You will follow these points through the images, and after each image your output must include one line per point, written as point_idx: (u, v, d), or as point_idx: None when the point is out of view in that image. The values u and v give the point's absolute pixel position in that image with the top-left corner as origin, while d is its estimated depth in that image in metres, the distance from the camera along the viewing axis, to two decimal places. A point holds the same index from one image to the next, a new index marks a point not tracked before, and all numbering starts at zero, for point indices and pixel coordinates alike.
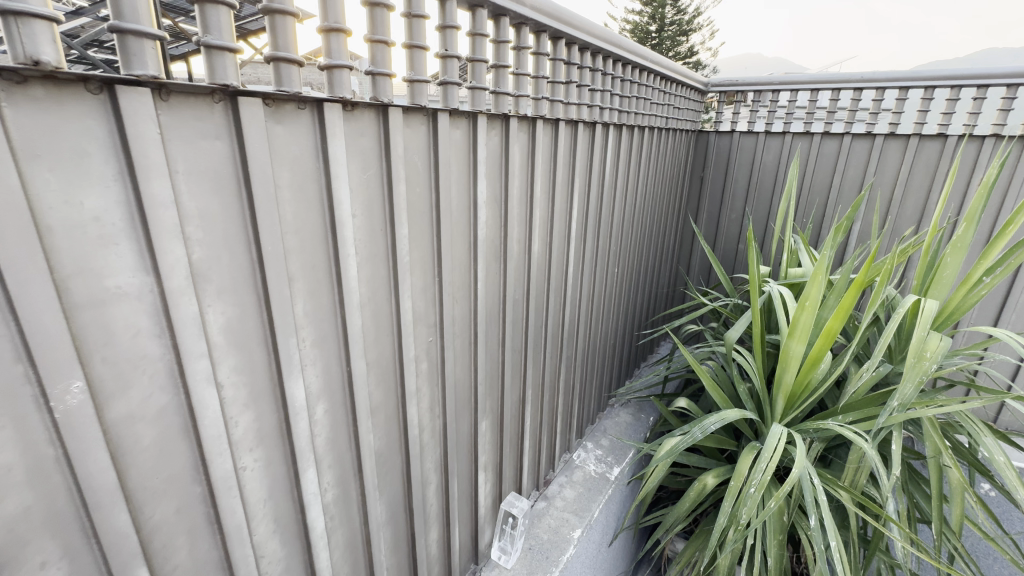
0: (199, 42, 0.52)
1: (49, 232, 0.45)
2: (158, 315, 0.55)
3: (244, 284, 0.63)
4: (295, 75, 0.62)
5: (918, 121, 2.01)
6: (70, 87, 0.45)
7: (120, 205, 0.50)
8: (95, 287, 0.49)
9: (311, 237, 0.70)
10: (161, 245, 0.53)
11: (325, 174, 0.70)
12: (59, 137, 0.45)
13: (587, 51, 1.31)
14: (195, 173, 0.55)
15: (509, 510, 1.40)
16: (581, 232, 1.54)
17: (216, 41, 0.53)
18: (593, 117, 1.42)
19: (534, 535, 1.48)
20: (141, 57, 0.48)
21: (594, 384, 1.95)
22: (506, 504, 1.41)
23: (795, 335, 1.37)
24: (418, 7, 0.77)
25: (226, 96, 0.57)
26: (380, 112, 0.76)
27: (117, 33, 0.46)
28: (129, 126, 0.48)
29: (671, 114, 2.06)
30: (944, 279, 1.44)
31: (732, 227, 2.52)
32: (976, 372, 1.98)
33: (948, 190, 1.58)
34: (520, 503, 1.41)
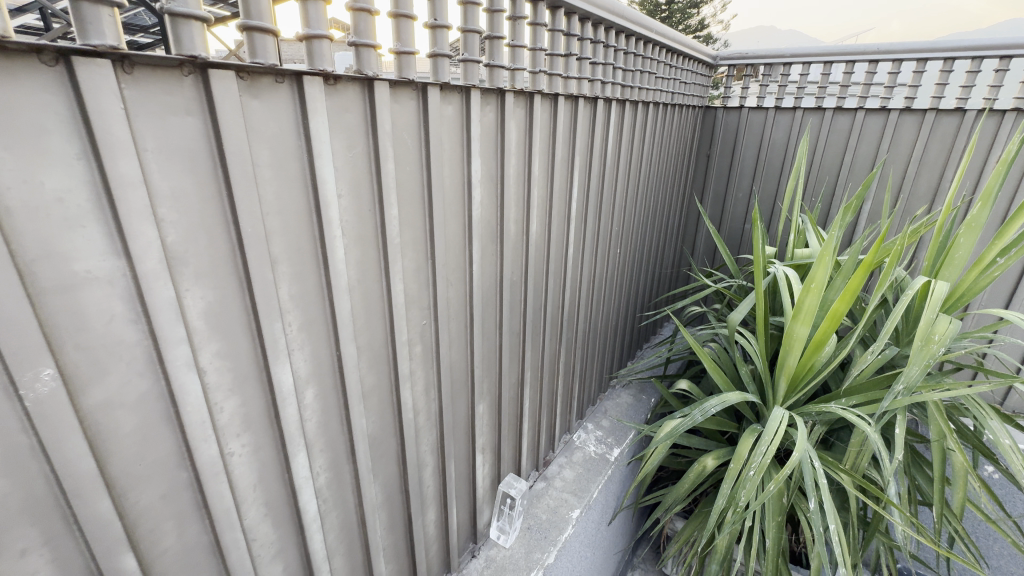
0: (163, 9, 0.49)
1: (9, 214, 0.43)
2: (133, 300, 0.53)
3: (224, 267, 0.61)
4: (270, 46, 0.58)
5: (935, 95, 1.94)
6: (22, 59, 0.42)
7: (86, 184, 0.47)
8: (63, 271, 0.47)
9: (294, 217, 0.68)
10: (131, 227, 0.51)
11: (307, 152, 0.67)
12: (13, 114, 0.42)
13: (588, 22, 1.25)
14: (166, 152, 0.53)
15: (508, 492, 1.38)
16: (581, 212, 1.50)
17: (181, 8, 0.49)
18: (594, 92, 1.37)
19: (533, 516, 1.48)
20: (96, 22, 0.44)
21: (595, 366, 1.94)
22: (505, 487, 1.39)
23: (799, 317, 1.34)
24: None
25: (196, 68, 0.53)
26: (365, 86, 0.73)
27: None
28: (89, 100, 0.46)
29: (677, 88, 1.98)
30: (956, 260, 1.40)
31: (738, 207, 2.47)
32: (984, 355, 1.95)
33: (965, 168, 1.52)
34: (519, 486, 1.40)
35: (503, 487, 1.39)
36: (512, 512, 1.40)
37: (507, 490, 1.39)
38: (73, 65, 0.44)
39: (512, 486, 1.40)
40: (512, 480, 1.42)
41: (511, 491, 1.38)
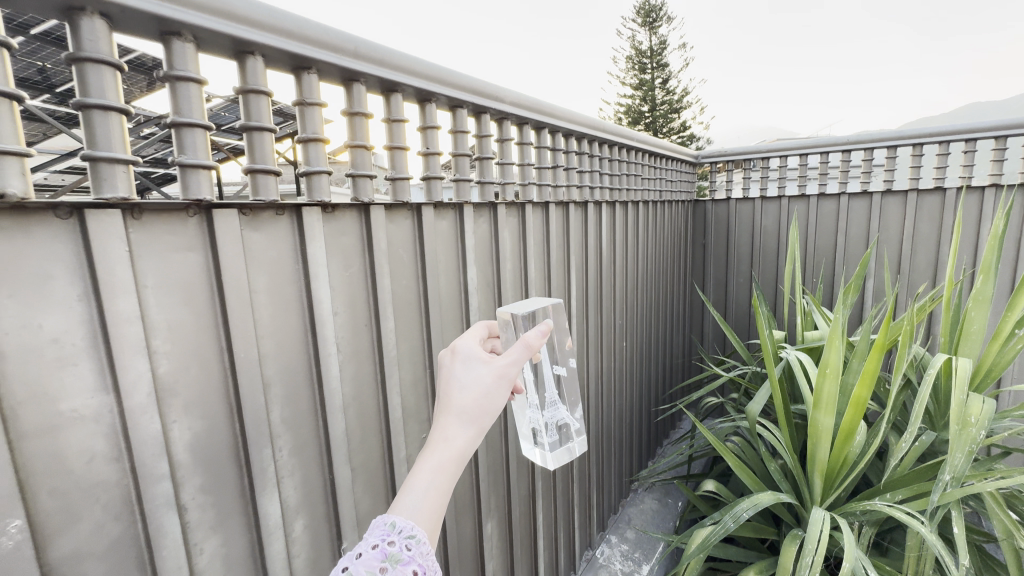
0: (163, 77, 0.53)
1: (3, 358, 0.44)
2: (115, 437, 0.52)
3: (212, 395, 0.60)
4: (272, 185, 0.63)
5: (912, 177, 2.02)
6: (38, 215, 0.46)
7: (82, 323, 0.49)
8: (47, 413, 0.47)
9: (288, 338, 0.69)
10: (121, 362, 0.51)
11: (304, 276, 0.70)
12: (21, 266, 0.45)
13: (571, 137, 1.36)
14: (165, 287, 0.55)
15: (547, 370, 0.76)
16: (582, 310, 1.53)
17: (97, 99, 0.47)
18: (583, 197, 1.46)
19: (554, 364, 0.77)
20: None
21: (613, 469, 1.83)
22: (549, 385, 0.77)
23: (821, 405, 1.28)
24: (397, 112, 0.81)
25: (201, 209, 0.58)
26: (361, 211, 0.78)
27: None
28: (95, 246, 0.49)
29: (663, 187, 2.12)
30: (974, 333, 1.39)
31: (741, 293, 2.47)
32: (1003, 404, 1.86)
33: (956, 242, 1.59)
34: (555, 367, 0.78)
35: (552, 381, 0.77)
36: (538, 431, 0.79)
37: (561, 412, 0.80)
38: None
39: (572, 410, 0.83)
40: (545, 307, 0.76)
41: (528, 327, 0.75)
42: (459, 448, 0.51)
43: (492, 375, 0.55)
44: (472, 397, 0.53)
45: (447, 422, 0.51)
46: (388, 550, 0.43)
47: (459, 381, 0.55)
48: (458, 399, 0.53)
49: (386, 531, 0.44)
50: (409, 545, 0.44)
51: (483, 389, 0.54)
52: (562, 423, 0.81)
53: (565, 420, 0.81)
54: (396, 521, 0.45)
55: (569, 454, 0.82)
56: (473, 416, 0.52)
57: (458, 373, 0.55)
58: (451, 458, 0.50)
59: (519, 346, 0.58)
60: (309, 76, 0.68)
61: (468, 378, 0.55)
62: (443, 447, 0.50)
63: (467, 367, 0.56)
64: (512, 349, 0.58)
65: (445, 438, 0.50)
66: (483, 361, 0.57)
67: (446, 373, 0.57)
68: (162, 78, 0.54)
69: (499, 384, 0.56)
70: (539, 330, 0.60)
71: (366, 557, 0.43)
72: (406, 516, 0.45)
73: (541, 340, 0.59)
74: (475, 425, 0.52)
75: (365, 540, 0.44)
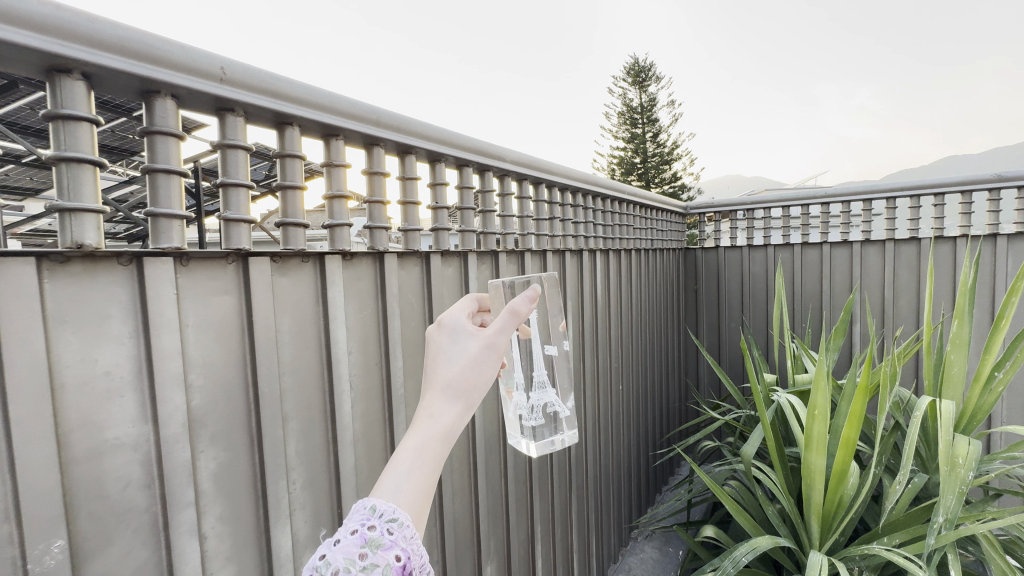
0: (216, 145, 0.62)
1: (62, 388, 0.50)
2: (150, 465, 0.56)
3: (237, 427, 0.65)
4: (300, 236, 0.72)
5: (888, 228, 2.14)
6: (104, 262, 0.53)
7: (131, 358, 0.55)
8: (94, 439, 0.52)
9: (307, 375, 0.74)
10: (162, 394, 0.56)
11: (323, 318, 0.76)
12: (86, 306, 0.51)
13: (566, 191, 1.48)
14: (203, 326, 0.61)
15: (537, 350, 0.76)
16: (578, 353, 1.59)
17: (163, 164, 0.55)
18: (578, 246, 1.56)
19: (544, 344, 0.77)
20: (71, 93, 0.49)
21: (612, 515, 1.82)
22: (538, 365, 0.77)
23: (812, 446, 1.31)
24: (411, 171, 0.91)
25: (238, 257, 0.65)
26: (376, 259, 0.85)
27: (52, 72, 0.48)
28: (149, 289, 0.55)
29: (654, 237, 2.24)
30: (954, 376, 1.45)
31: (733, 338, 2.54)
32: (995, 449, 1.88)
33: (931, 289, 1.68)
34: (544, 348, 0.78)
35: (541, 361, 0.77)
36: (522, 415, 0.77)
37: (547, 396, 0.78)
38: (67, 217, 0.49)
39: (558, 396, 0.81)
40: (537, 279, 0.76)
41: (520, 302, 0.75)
42: (447, 424, 0.50)
43: (478, 347, 0.55)
44: (459, 372, 0.53)
45: (433, 398, 0.51)
46: (369, 534, 0.41)
47: (446, 356, 0.54)
48: (445, 375, 0.52)
49: (366, 515, 0.43)
50: (391, 529, 0.42)
51: (470, 363, 0.53)
52: (547, 408, 0.79)
53: (551, 405, 0.80)
54: (377, 505, 0.43)
55: (550, 443, 0.80)
56: (461, 391, 0.52)
57: (445, 347, 0.55)
58: (438, 435, 0.49)
59: (505, 315, 0.57)
60: (337, 141, 0.78)
61: (456, 352, 0.54)
62: (429, 423, 0.49)
63: (454, 341, 0.55)
64: (498, 320, 0.57)
65: (431, 415, 0.49)
66: (471, 334, 0.56)
67: (433, 346, 0.56)
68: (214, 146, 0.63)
69: (486, 355, 0.55)
70: (526, 298, 0.58)
71: (344, 543, 0.41)
72: (388, 499, 0.44)
73: (528, 307, 0.58)
74: (462, 399, 0.52)
75: (344, 525, 0.42)
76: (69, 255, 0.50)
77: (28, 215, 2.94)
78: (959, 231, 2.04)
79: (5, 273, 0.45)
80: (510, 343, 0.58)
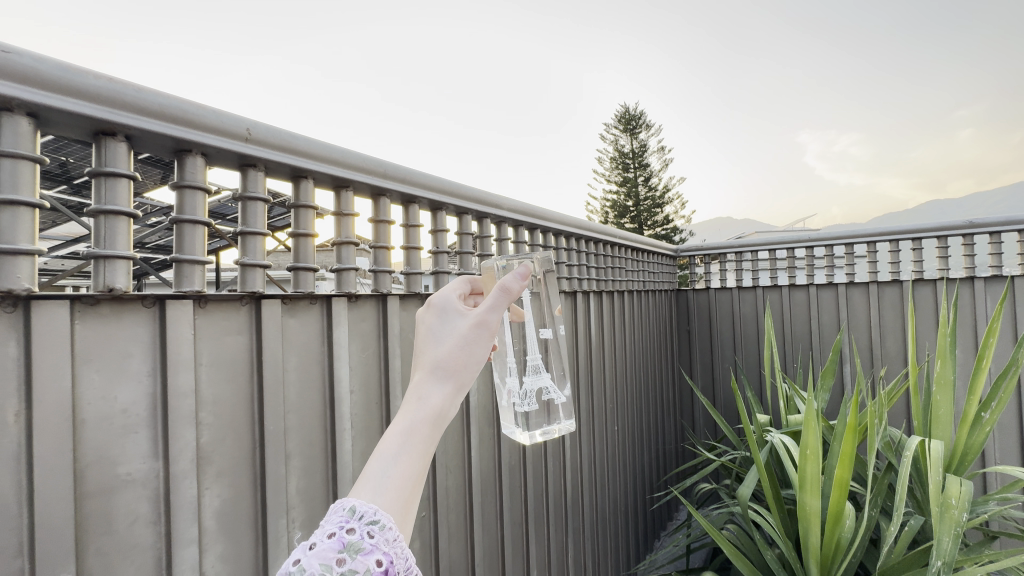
0: (238, 197, 0.68)
1: (83, 424, 0.52)
2: (157, 501, 0.58)
3: (242, 464, 0.67)
4: (310, 279, 0.76)
5: (871, 271, 2.22)
6: (130, 305, 0.57)
7: (147, 396, 0.58)
8: (108, 475, 0.54)
9: (310, 413, 0.77)
10: (174, 430, 0.59)
11: (328, 357, 0.80)
12: (110, 345, 0.55)
13: (560, 235, 1.55)
14: (216, 365, 0.65)
15: (531, 334, 0.78)
16: (573, 392, 1.62)
17: (189, 215, 0.60)
18: (572, 287, 1.62)
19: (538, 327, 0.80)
20: (113, 153, 0.54)
21: (610, 561, 1.78)
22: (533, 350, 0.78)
23: (806, 487, 1.32)
24: (414, 219, 0.97)
25: (252, 299, 0.69)
26: (379, 301, 0.90)
27: (99, 135, 0.54)
28: (169, 329, 0.59)
29: (646, 278, 2.30)
30: (943, 417, 1.48)
31: (726, 378, 2.57)
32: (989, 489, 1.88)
33: (914, 330, 1.74)
34: (539, 330, 0.80)
35: (535, 345, 0.79)
36: (515, 400, 0.79)
37: (542, 381, 0.79)
38: (99, 264, 0.53)
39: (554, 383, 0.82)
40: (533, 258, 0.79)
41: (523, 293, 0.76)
42: (435, 406, 0.48)
43: (468, 327, 0.54)
44: (448, 352, 0.52)
45: (422, 380, 0.50)
46: (347, 538, 0.39)
47: (436, 338, 0.53)
48: (433, 357, 0.52)
49: (346, 517, 0.40)
50: (371, 532, 0.40)
51: (459, 343, 0.53)
52: (542, 393, 0.80)
53: (546, 391, 0.81)
54: (358, 504, 0.41)
55: (541, 431, 0.81)
56: (450, 371, 0.51)
57: (434, 328, 0.55)
58: (426, 418, 0.47)
59: (496, 292, 0.56)
60: (347, 193, 0.84)
61: (445, 332, 0.54)
62: (417, 406, 0.48)
63: (444, 321, 0.55)
64: (488, 297, 0.57)
65: (419, 399, 0.48)
66: (461, 313, 0.56)
67: (423, 329, 0.55)
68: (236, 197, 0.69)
69: (476, 334, 0.54)
70: (515, 276, 0.58)
71: (321, 548, 0.38)
72: (369, 498, 0.42)
73: (519, 287, 0.57)
74: (453, 380, 0.51)
75: (321, 529, 0.39)
76: (99, 298, 0.53)
77: (53, 251, 3.03)
78: (939, 274, 2.12)
79: (41, 315, 0.49)
80: (501, 321, 0.57)
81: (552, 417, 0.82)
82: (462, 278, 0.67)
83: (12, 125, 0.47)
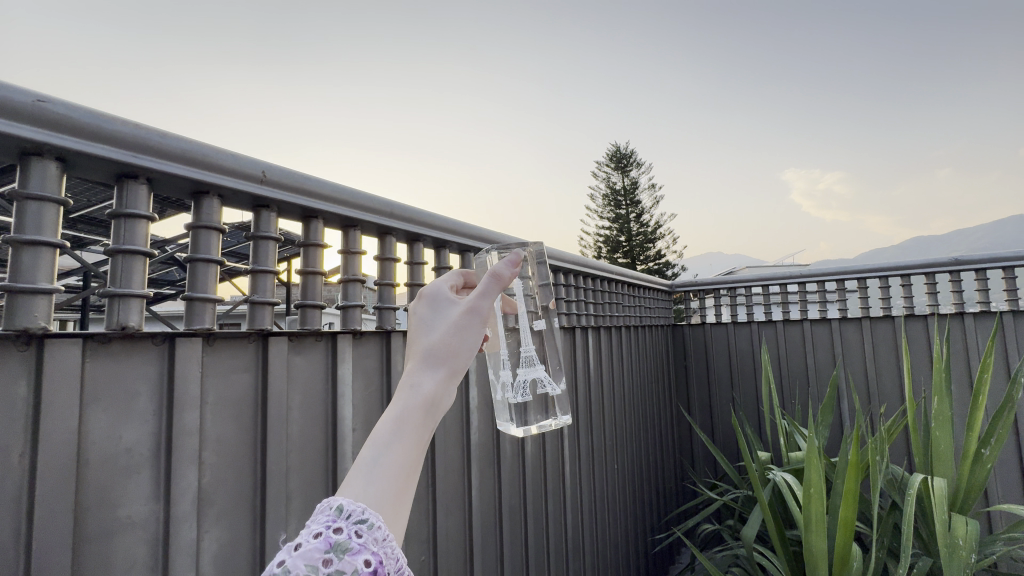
0: (250, 236, 0.69)
1: (87, 464, 0.51)
2: (156, 545, 0.56)
3: (242, 506, 0.66)
4: (317, 316, 0.77)
5: (863, 307, 2.27)
6: (140, 342, 0.57)
7: (151, 435, 0.57)
8: (108, 517, 0.53)
9: (312, 453, 0.76)
10: (176, 471, 0.58)
11: (332, 394, 0.80)
12: (119, 383, 0.55)
13: (559, 271, 1.57)
14: (222, 403, 0.64)
15: (525, 326, 0.78)
16: (574, 428, 1.61)
17: (203, 254, 0.62)
18: (571, 322, 1.64)
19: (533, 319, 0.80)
20: (134, 195, 0.56)
21: None
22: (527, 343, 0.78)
23: (812, 527, 1.29)
24: (418, 257, 1.00)
25: (259, 336, 0.69)
26: (383, 337, 0.91)
27: (121, 178, 0.56)
28: (177, 367, 0.59)
29: (642, 313, 2.33)
30: (944, 453, 1.48)
31: (725, 414, 2.55)
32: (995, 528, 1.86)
33: (909, 365, 1.75)
34: (533, 322, 0.80)
35: (530, 337, 0.79)
36: (508, 393, 0.78)
37: (535, 374, 0.79)
38: (114, 302, 0.54)
39: (548, 376, 0.82)
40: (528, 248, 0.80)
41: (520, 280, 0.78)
42: (427, 392, 0.50)
43: (459, 315, 0.57)
44: (440, 340, 0.54)
45: (414, 368, 0.52)
46: (333, 538, 0.39)
47: (428, 328, 0.56)
48: (425, 344, 0.54)
49: (332, 517, 0.41)
50: (358, 531, 0.40)
51: (450, 331, 0.55)
52: (535, 387, 0.80)
53: (540, 383, 0.80)
54: (345, 503, 0.41)
55: (536, 425, 0.80)
56: (442, 358, 0.54)
57: (426, 317, 0.58)
58: (418, 404, 0.49)
59: (487, 279, 0.60)
60: (354, 231, 0.86)
61: (437, 322, 0.57)
62: (410, 392, 0.50)
63: (435, 311, 0.58)
64: (480, 286, 0.60)
65: (411, 385, 0.50)
66: (451, 303, 0.60)
67: (416, 320, 0.58)
68: (248, 236, 0.71)
69: (467, 321, 0.57)
70: (503, 267, 0.61)
71: (307, 549, 0.38)
72: (355, 497, 0.42)
73: (509, 273, 0.61)
74: (445, 365, 0.53)
75: (307, 528, 0.39)
76: (112, 336, 0.54)
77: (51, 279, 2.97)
78: (928, 310, 2.16)
79: (54, 353, 0.49)
80: (491, 308, 0.60)
81: (544, 413, 0.82)
82: (455, 271, 0.70)
83: (40, 168, 0.49)
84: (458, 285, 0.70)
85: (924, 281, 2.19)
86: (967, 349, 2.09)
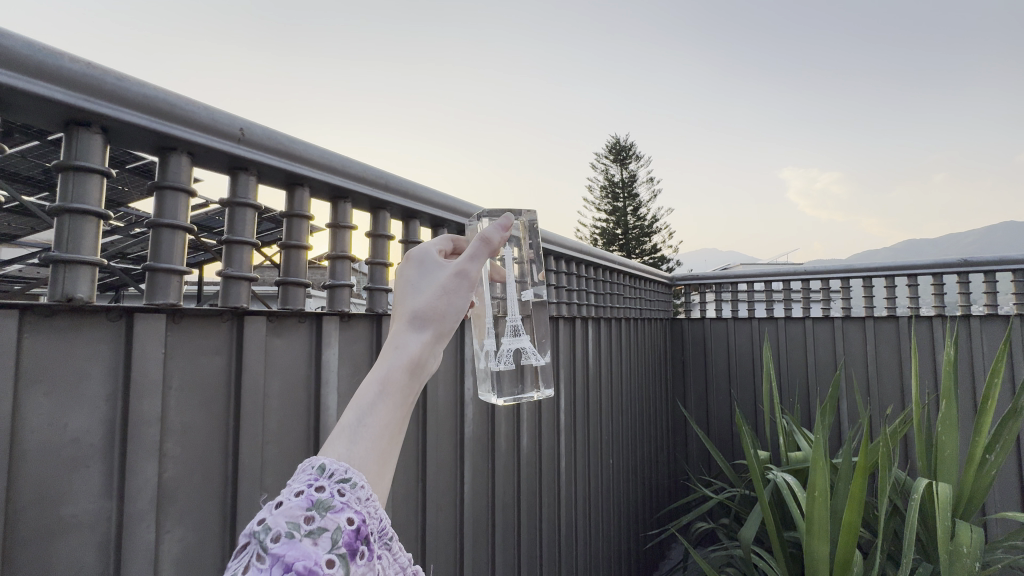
0: (226, 202, 0.62)
1: (22, 457, 0.44)
2: (107, 548, 0.50)
3: (211, 502, 0.59)
4: (300, 295, 0.70)
5: (867, 306, 2.23)
6: (92, 317, 0.50)
7: (103, 423, 0.50)
8: (48, 518, 0.46)
9: (291, 445, 0.69)
10: (132, 465, 0.51)
11: (315, 380, 0.73)
12: (66, 363, 0.48)
13: (561, 258, 1.51)
14: (188, 388, 0.57)
15: (512, 295, 0.71)
16: (570, 426, 1.55)
17: (169, 219, 0.54)
18: (572, 313, 1.58)
19: (523, 287, 0.74)
20: (86, 147, 0.48)
21: None
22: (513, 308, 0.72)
23: (815, 531, 1.25)
24: (414, 236, 0.94)
25: (233, 315, 0.62)
26: (374, 320, 0.84)
27: (71, 126, 0.48)
28: (135, 347, 0.52)
29: (642, 306, 2.28)
30: (948, 458, 1.44)
31: (721, 411, 2.52)
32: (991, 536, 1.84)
33: (916, 367, 1.69)
34: (521, 292, 0.73)
35: (517, 306, 0.72)
36: (490, 361, 0.72)
37: (520, 343, 0.72)
38: (60, 269, 0.46)
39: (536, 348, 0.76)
40: (519, 217, 0.74)
41: (514, 255, 0.73)
42: (413, 354, 0.46)
43: (448, 276, 0.51)
44: (427, 302, 0.49)
45: (400, 330, 0.47)
46: (315, 496, 0.34)
47: (414, 289, 0.51)
48: (411, 305, 0.49)
49: (314, 476, 0.36)
50: (341, 490, 0.35)
51: (437, 293, 0.50)
52: (520, 356, 0.73)
53: (525, 354, 0.74)
54: (328, 462, 0.37)
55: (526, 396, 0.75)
56: (430, 321, 0.48)
57: (412, 278, 0.51)
58: (404, 365, 0.44)
59: (476, 243, 0.54)
60: (344, 204, 0.79)
61: (425, 282, 0.51)
62: (396, 354, 0.45)
63: (422, 271, 0.52)
64: (468, 248, 0.54)
65: (396, 346, 0.45)
66: (440, 264, 0.53)
67: (400, 280, 0.52)
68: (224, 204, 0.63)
69: (457, 283, 0.51)
70: (495, 231, 0.56)
71: (288, 506, 0.33)
72: (338, 458, 0.38)
73: (499, 238, 0.56)
74: (432, 329, 0.48)
75: (288, 487, 0.35)
76: (56, 308, 0.46)
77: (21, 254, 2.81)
78: (934, 311, 2.13)
79: None
80: (482, 273, 0.54)
81: (530, 383, 0.76)
82: (446, 235, 0.63)
83: None
84: (448, 250, 0.63)
85: (933, 283, 2.18)
86: (971, 353, 2.06)
